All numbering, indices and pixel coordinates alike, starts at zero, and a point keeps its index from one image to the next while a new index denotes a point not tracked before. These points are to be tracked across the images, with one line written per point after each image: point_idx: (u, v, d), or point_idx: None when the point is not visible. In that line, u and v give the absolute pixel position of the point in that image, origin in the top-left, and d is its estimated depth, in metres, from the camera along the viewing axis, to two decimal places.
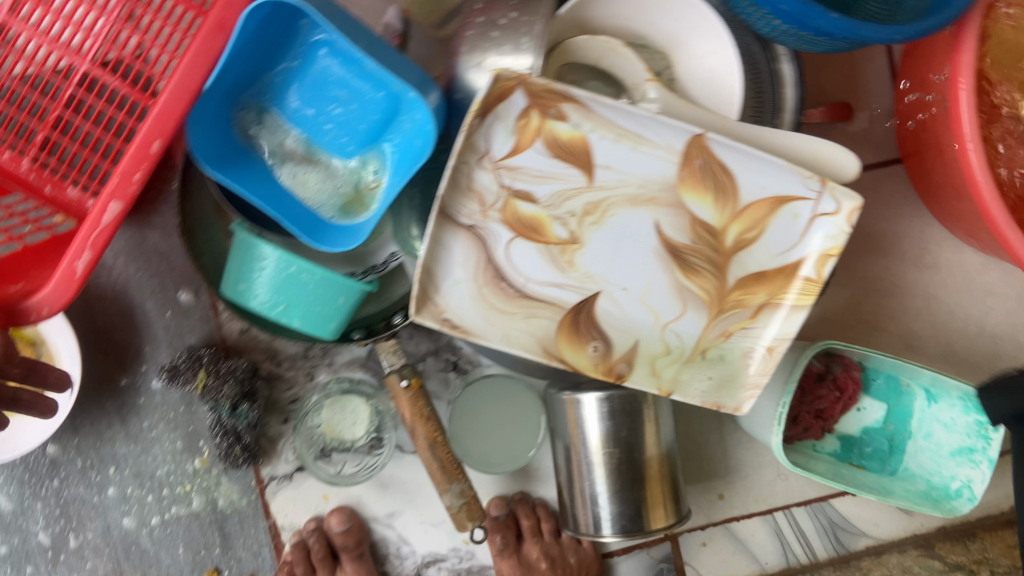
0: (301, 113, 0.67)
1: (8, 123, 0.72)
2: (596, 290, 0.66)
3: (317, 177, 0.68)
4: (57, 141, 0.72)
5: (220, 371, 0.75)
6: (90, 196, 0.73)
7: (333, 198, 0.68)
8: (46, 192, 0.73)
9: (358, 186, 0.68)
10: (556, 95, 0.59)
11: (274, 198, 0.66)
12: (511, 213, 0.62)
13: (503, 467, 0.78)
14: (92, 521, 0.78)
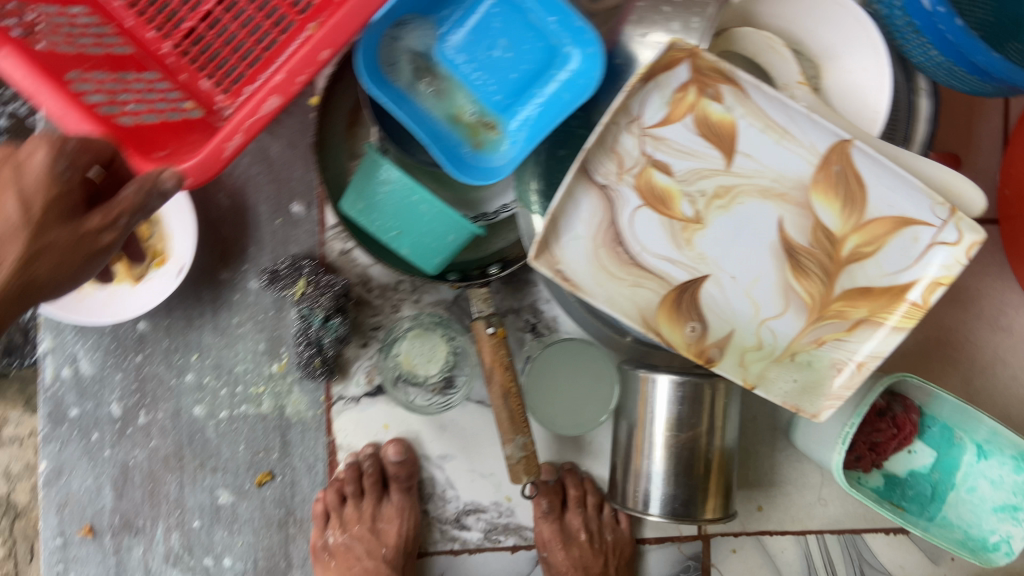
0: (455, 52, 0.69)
1: (162, 6, 0.76)
2: (706, 273, 0.67)
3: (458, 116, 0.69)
4: (203, 34, 0.77)
5: (321, 284, 0.78)
6: (221, 90, 0.77)
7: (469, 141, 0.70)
8: (180, 78, 0.77)
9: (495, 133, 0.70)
10: (720, 75, 0.62)
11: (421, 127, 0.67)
12: (645, 181, 0.65)
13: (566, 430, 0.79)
14: (165, 403, 0.80)
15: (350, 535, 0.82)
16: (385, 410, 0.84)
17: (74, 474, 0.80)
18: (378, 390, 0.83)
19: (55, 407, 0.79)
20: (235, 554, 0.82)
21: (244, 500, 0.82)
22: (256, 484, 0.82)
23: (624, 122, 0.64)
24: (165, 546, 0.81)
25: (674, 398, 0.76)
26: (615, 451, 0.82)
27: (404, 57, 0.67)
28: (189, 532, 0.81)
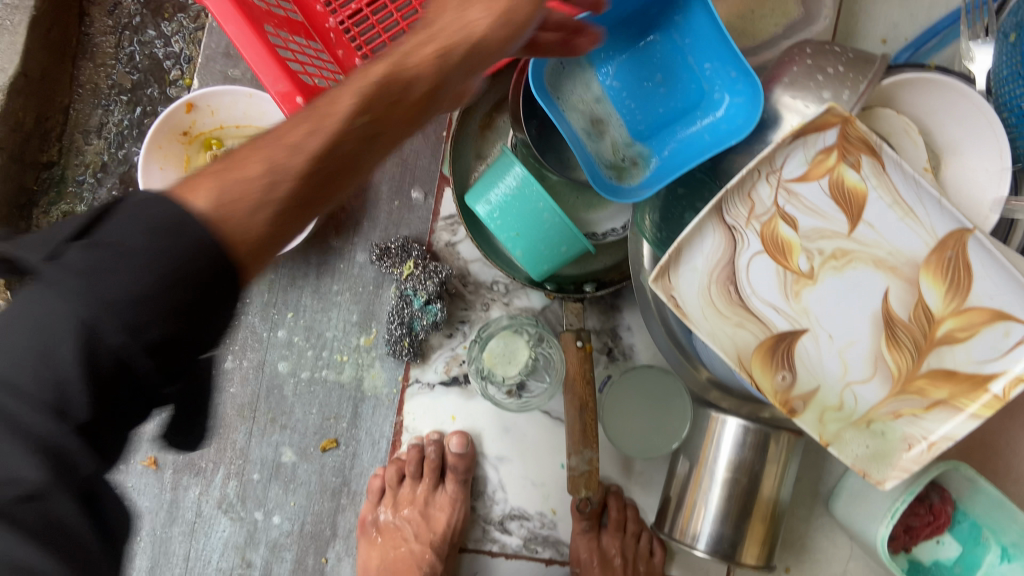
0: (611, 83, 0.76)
1: None
2: (806, 327, 0.70)
3: (603, 138, 0.75)
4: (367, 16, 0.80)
5: (428, 268, 0.82)
6: None
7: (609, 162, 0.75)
8: (337, 54, 0.80)
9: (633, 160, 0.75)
10: (864, 146, 0.66)
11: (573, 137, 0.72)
12: (769, 230, 0.70)
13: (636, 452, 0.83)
14: (254, 351, 0.85)
15: (401, 515, 0.85)
16: (455, 402, 0.86)
17: None
18: (454, 381, 0.86)
19: None
20: (284, 514, 0.83)
21: (305, 462, 0.84)
22: (320, 449, 0.84)
23: (764, 171, 0.69)
24: (221, 492, 0.84)
25: (740, 442, 0.77)
26: (669, 485, 0.84)
27: (565, 77, 0.74)
28: (246, 483, 0.84)
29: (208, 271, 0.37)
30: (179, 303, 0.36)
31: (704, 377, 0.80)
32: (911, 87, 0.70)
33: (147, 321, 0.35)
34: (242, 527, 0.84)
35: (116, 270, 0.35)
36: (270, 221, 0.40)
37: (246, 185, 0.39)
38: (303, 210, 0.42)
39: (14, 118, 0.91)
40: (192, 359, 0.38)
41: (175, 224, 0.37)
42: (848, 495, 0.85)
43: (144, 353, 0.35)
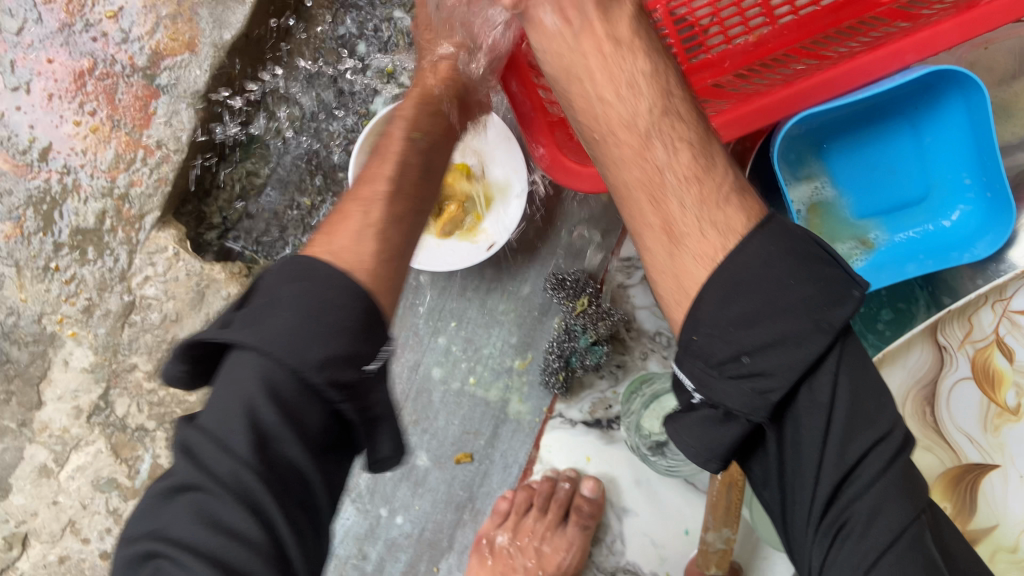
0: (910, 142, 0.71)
1: None
2: (998, 463, 0.65)
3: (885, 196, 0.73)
4: None
5: (602, 308, 0.80)
6: None
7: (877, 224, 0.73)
8: None
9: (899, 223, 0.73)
10: None
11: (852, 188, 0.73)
12: (983, 359, 0.64)
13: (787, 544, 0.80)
14: (413, 352, 0.84)
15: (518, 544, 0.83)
16: (592, 443, 0.86)
17: None
18: (596, 423, 0.85)
19: None
20: (408, 515, 0.84)
21: (437, 469, 0.84)
22: (454, 460, 0.84)
23: (991, 297, 0.64)
24: (353, 481, 0.84)
25: None
26: None
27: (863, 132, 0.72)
28: (379, 478, 0.84)
29: (348, 300, 0.46)
30: (325, 326, 0.45)
31: None
32: None
33: (306, 359, 0.43)
34: (365, 520, 0.84)
35: (274, 320, 0.44)
36: (380, 255, 0.52)
37: (354, 241, 0.52)
38: (394, 248, 0.54)
39: (228, 77, 0.92)
40: (353, 368, 0.45)
41: (304, 275, 0.48)
42: None
43: (313, 370, 0.43)
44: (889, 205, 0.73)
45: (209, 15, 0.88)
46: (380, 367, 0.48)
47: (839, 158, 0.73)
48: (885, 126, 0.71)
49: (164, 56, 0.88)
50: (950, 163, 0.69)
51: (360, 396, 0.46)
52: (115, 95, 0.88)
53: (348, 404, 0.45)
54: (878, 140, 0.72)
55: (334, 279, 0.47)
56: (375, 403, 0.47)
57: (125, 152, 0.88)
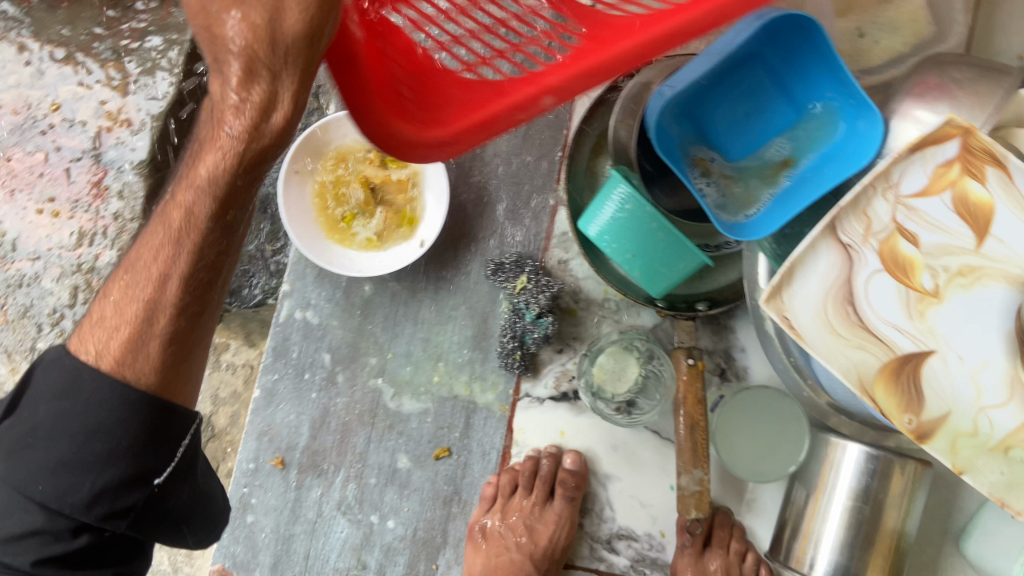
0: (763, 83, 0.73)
1: None
2: (932, 348, 0.67)
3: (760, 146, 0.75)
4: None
5: (541, 282, 0.83)
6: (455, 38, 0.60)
7: (763, 173, 0.74)
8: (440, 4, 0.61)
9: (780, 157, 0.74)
10: (989, 157, 0.63)
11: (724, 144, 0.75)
12: (889, 248, 0.66)
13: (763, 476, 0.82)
14: (375, 360, 0.87)
15: (508, 523, 0.86)
16: (564, 417, 0.87)
17: (280, 406, 0.87)
18: (564, 396, 0.87)
19: (281, 342, 0.87)
20: (399, 519, 0.86)
21: (419, 469, 0.86)
22: (434, 457, 0.86)
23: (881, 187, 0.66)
24: (341, 495, 0.86)
25: (865, 470, 0.75)
26: (784, 510, 0.82)
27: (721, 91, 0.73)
28: (364, 487, 0.86)
29: (114, 428, 0.61)
30: (93, 455, 0.60)
31: (824, 403, 0.79)
32: None
33: (69, 484, 0.60)
34: (359, 530, 0.86)
35: (35, 454, 0.60)
36: (167, 360, 0.63)
37: (111, 335, 0.63)
38: (181, 340, 0.64)
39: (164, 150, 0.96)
40: (133, 491, 0.62)
41: (70, 388, 0.61)
42: (981, 533, 0.83)
43: (84, 509, 0.61)
44: (772, 138, 0.75)
45: (143, 93, 0.94)
46: (172, 478, 0.65)
47: (715, 118, 0.75)
48: (745, 71, 0.72)
49: (107, 134, 0.94)
50: (813, 83, 0.71)
51: (146, 512, 0.64)
52: (70, 179, 0.95)
53: (140, 515, 0.64)
54: (742, 85, 0.73)
55: (98, 399, 0.61)
56: (177, 508, 0.67)
57: (87, 227, 0.95)
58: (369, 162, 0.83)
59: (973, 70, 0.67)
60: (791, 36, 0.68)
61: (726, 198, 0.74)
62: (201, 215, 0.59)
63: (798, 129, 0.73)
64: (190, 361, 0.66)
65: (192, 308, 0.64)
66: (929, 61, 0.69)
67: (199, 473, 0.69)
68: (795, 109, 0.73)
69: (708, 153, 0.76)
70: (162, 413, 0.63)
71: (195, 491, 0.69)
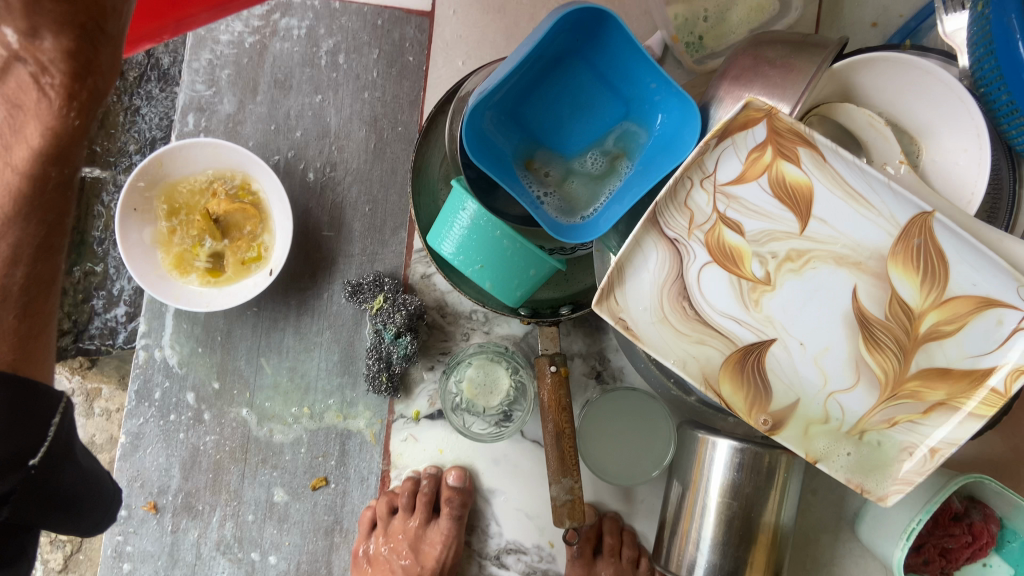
0: (586, 79, 0.71)
1: None
2: (773, 337, 0.66)
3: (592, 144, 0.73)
4: None
5: (397, 300, 0.81)
6: None
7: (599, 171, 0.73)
8: None
9: (612, 153, 0.72)
10: (798, 137, 0.60)
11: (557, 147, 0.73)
12: (715, 239, 0.64)
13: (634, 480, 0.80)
14: (242, 394, 0.85)
15: (391, 545, 0.84)
16: (441, 435, 0.85)
17: (148, 451, 0.85)
18: (438, 413, 0.85)
19: (143, 384, 0.85)
20: (281, 553, 0.84)
21: (296, 501, 0.84)
22: (311, 487, 0.84)
23: (697, 177, 0.64)
24: (218, 534, 0.84)
25: (733, 465, 0.74)
26: (665, 510, 0.80)
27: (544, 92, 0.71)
28: (242, 524, 0.84)
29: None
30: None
31: (693, 399, 0.78)
32: (861, 78, 0.65)
33: None
34: (241, 568, 0.84)
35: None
36: (22, 329, 0.58)
37: None
38: (36, 310, 0.60)
39: None
40: (7, 475, 0.53)
41: None
42: (871, 516, 0.80)
43: None
44: (606, 135, 0.73)
45: None
46: (49, 462, 0.56)
47: (545, 121, 0.72)
48: (567, 70, 0.70)
49: None
50: (635, 77, 0.69)
51: (28, 495, 0.55)
52: None
53: (22, 501, 0.55)
54: (567, 85, 0.71)
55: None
56: (64, 488, 0.59)
57: None
58: (210, 193, 0.81)
59: (789, 47, 0.64)
60: (599, 30, 0.66)
61: (563, 200, 0.73)
62: (53, 178, 0.59)
63: (630, 125, 0.71)
64: (48, 335, 0.61)
65: (43, 278, 0.60)
66: (748, 41, 0.66)
67: (80, 448, 0.61)
68: (621, 101, 0.71)
69: (544, 157, 0.73)
70: (19, 392, 0.54)
71: (82, 470, 0.62)
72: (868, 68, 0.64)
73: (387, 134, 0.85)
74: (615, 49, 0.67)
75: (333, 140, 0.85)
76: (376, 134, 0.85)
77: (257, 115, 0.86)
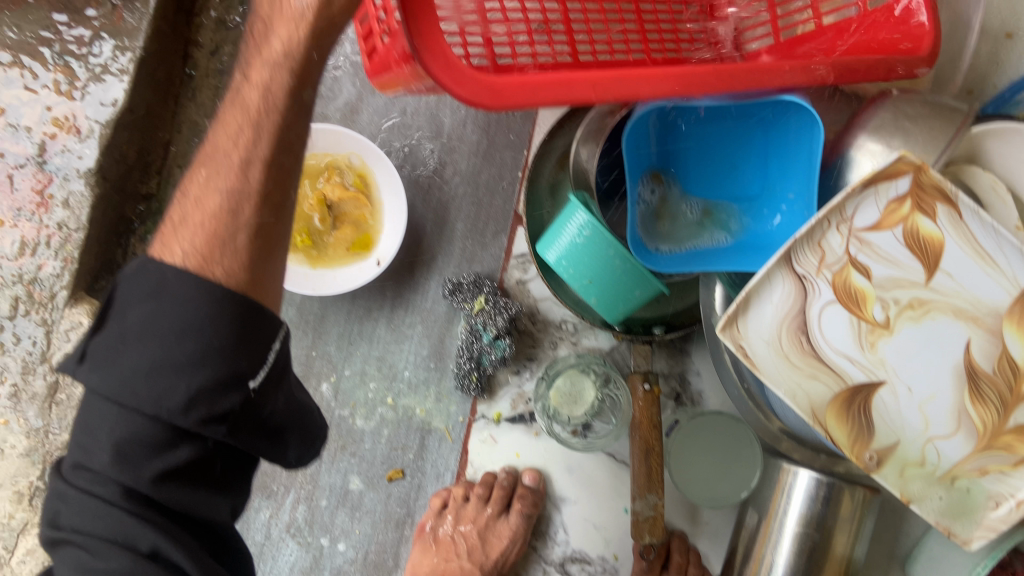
0: (752, 146, 0.75)
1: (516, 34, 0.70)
2: (882, 380, 0.68)
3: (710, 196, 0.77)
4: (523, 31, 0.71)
5: (498, 303, 0.82)
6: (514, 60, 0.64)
7: (692, 216, 0.76)
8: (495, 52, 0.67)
9: (707, 212, 0.76)
10: (941, 194, 0.63)
11: (687, 173, 0.78)
12: (842, 280, 0.67)
13: (727, 500, 0.83)
14: (328, 380, 0.85)
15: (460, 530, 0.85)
16: (520, 439, 0.86)
17: None
18: (520, 417, 0.86)
19: None
20: (350, 541, 0.85)
21: (372, 490, 0.85)
22: (387, 478, 0.85)
23: (835, 220, 0.66)
24: (291, 516, 0.85)
25: (813, 496, 0.76)
26: (736, 535, 0.83)
27: (713, 131, 0.76)
28: (314, 509, 0.85)
29: (205, 327, 0.52)
30: (186, 355, 0.51)
31: (776, 428, 0.80)
32: (988, 144, 0.69)
33: (159, 388, 0.51)
34: (308, 553, 0.85)
35: (127, 358, 0.51)
36: (251, 251, 0.56)
37: (197, 231, 0.56)
38: (266, 234, 0.58)
39: (120, 151, 0.94)
40: (231, 393, 0.53)
41: (159, 291, 0.53)
42: (928, 558, 0.84)
43: (180, 414, 0.51)
44: (731, 195, 0.77)
45: (92, 98, 0.92)
46: (265, 384, 0.56)
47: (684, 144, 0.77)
48: (746, 126, 0.74)
49: (52, 141, 0.91)
50: (784, 172, 0.73)
51: (246, 419, 0.55)
52: (14, 187, 0.91)
53: (237, 424, 0.54)
54: (734, 135, 0.76)
55: (186, 296, 0.52)
56: (273, 416, 0.58)
57: (30, 236, 0.91)
58: (324, 177, 0.82)
59: (928, 106, 0.67)
60: (791, 114, 0.69)
61: (658, 218, 0.76)
62: (280, 90, 0.57)
63: (750, 205, 0.75)
64: (272, 262, 0.58)
65: (272, 199, 0.58)
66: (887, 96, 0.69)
67: (289, 379, 0.60)
68: (762, 184, 0.75)
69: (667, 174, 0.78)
70: (251, 314, 0.54)
71: (290, 400, 0.60)
72: (997, 135, 0.68)
73: (498, 140, 0.87)
74: (794, 139, 0.71)
75: (445, 140, 0.87)
76: (487, 139, 0.87)
77: (372, 108, 0.87)
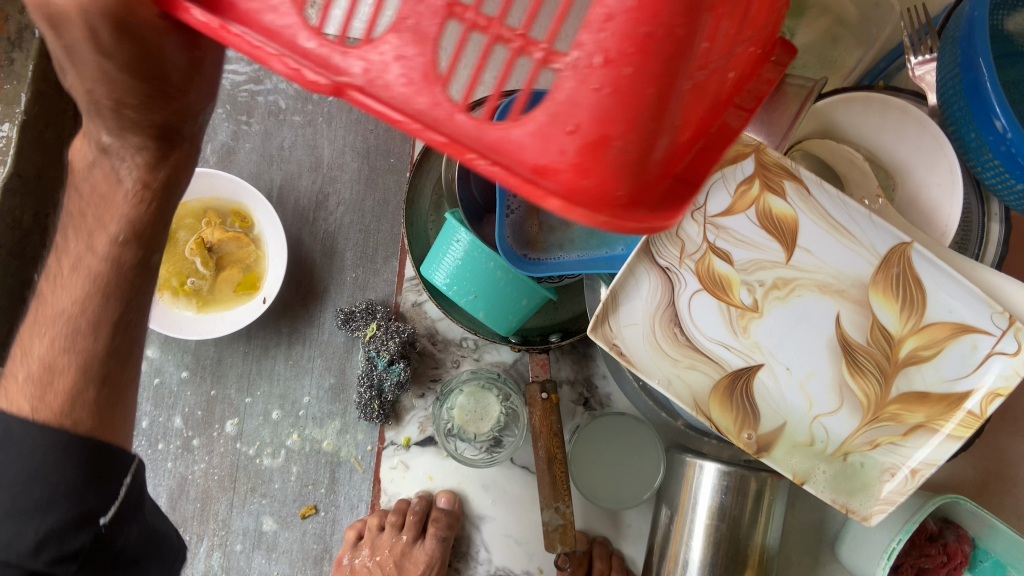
0: None
1: None
2: (760, 362, 0.67)
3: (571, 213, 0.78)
4: None
5: (390, 328, 0.82)
6: None
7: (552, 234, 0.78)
8: None
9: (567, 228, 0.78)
10: (784, 170, 0.66)
11: None
12: (705, 267, 0.68)
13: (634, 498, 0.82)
14: (232, 421, 0.85)
15: (376, 561, 0.83)
16: (432, 462, 0.85)
17: None
18: (429, 440, 0.85)
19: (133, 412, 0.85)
20: None
21: (286, 530, 0.84)
22: (300, 515, 0.84)
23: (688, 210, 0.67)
24: (206, 564, 0.84)
25: (718, 488, 0.75)
26: (652, 534, 0.82)
27: None
28: (230, 554, 0.84)
29: (52, 472, 0.53)
30: (33, 502, 0.52)
31: (680, 424, 0.79)
32: (841, 117, 0.70)
33: (12, 536, 0.52)
34: None
35: None
36: (102, 397, 0.56)
37: (46, 386, 0.55)
38: (114, 381, 0.57)
39: (12, 217, 0.94)
40: (80, 532, 0.54)
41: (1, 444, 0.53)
42: (851, 538, 0.82)
43: (30, 556, 0.52)
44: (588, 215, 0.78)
45: None
46: (119, 516, 0.57)
47: None
48: None
49: None
50: None
51: (98, 553, 0.55)
52: None
53: (89, 561, 0.55)
54: None
55: (31, 445, 0.53)
56: (126, 548, 0.58)
57: None
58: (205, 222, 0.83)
59: None
60: None
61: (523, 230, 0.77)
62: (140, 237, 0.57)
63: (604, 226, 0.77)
64: (126, 402, 0.59)
65: (121, 349, 0.57)
66: None
67: (146, 504, 0.61)
68: None
69: None
70: (100, 452, 0.55)
71: (145, 526, 0.60)
72: (844, 109, 0.70)
73: (378, 165, 0.87)
74: None
75: (326, 170, 0.87)
76: (367, 165, 0.87)
77: (250, 145, 0.87)
